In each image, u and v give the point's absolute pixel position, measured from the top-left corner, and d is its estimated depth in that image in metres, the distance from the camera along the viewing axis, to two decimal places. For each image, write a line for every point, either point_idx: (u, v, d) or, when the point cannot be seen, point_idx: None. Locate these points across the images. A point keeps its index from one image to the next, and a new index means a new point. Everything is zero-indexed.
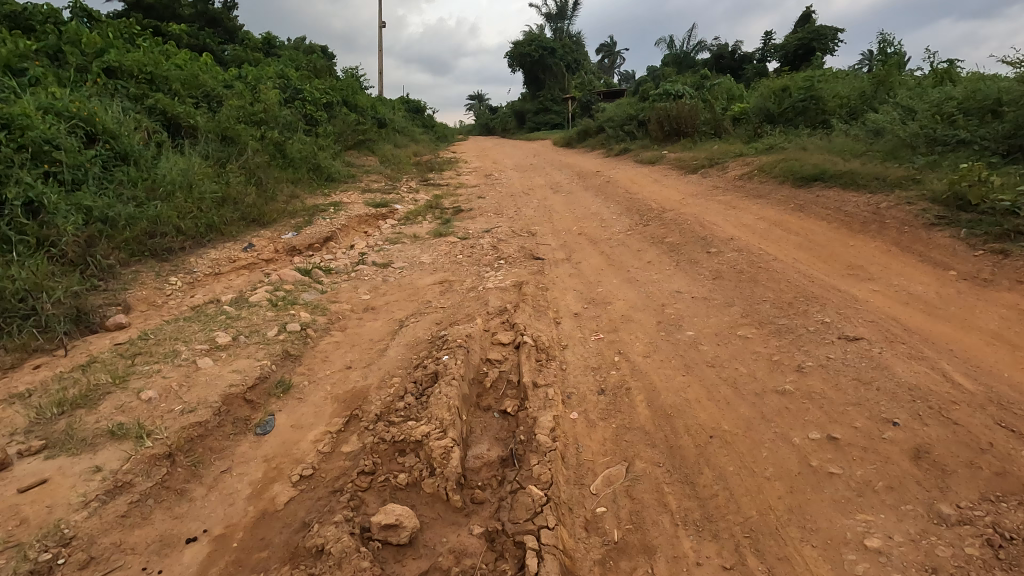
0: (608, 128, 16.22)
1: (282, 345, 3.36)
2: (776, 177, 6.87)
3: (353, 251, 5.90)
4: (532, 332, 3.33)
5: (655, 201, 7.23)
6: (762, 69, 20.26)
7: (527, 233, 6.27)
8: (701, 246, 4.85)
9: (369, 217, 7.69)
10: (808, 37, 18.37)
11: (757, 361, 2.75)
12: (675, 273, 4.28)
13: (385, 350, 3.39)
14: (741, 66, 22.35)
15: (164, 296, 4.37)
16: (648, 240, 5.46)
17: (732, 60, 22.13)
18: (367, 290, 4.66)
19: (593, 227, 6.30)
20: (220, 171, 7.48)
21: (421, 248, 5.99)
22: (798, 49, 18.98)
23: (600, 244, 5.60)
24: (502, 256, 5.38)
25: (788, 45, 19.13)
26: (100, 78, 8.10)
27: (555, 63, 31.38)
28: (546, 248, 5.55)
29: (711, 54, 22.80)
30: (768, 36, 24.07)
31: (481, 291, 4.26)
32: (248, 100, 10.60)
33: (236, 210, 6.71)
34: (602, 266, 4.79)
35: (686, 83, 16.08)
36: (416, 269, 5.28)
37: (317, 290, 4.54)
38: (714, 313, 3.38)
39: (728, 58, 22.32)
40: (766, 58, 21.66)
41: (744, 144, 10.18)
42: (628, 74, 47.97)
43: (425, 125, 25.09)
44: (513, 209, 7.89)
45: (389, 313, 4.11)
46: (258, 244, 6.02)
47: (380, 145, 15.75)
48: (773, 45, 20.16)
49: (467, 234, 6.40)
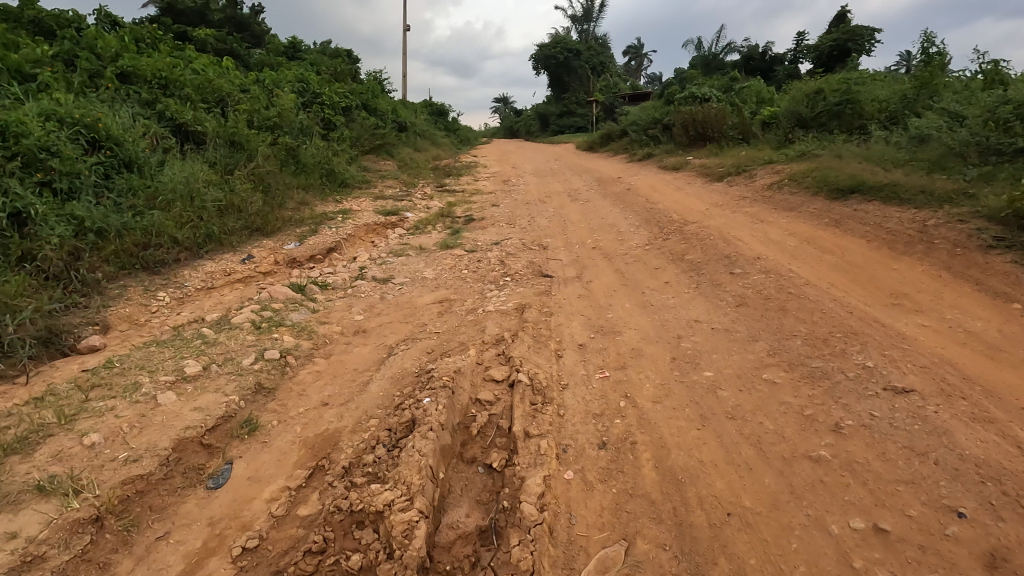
0: (631, 132, 15.75)
1: (256, 377, 3.06)
2: (808, 187, 6.39)
3: (354, 264, 5.63)
4: (529, 367, 2.97)
5: (677, 212, 6.80)
6: (794, 71, 19.54)
7: (538, 245, 5.93)
8: (724, 266, 4.42)
9: (377, 226, 7.44)
10: (844, 37, 17.56)
11: (787, 415, 2.35)
12: (693, 297, 3.87)
13: (368, 383, 3.08)
14: (772, 68, 21.61)
15: (148, 314, 4.15)
16: (667, 257, 5.06)
17: (762, 62, 21.42)
18: (361, 309, 4.37)
19: (608, 240, 5.92)
20: (227, 179, 7.32)
21: (425, 261, 5.69)
22: (832, 50, 18.18)
23: (615, 260, 5.22)
24: (508, 272, 5.04)
25: (822, 45, 18.33)
26: (112, 83, 8.04)
27: (580, 65, 30.98)
28: (556, 264, 5.20)
29: (740, 55, 22.06)
30: (800, 37, 23.29)
31: (480, 314, 3.93)
32: (263, 105, 10.50)
33: (239, 218, 6.52)
34: (614, 286, 4.42)
35: (714, 85, 15.52)
36: (417, 285, 4.98)
37: (308, 308, 4.27)
38: (737, 349, 2.98)
39: (758, 59, 21.60)
40: (798, 60, 20.85)
41: (774, 150, 9.65)
42: (655, 76, 47.36)
43: (448, 128, 24.95)
44: (527, 219, 7.55)
45: (380, 337, 3.81)
46: (258, 255, 5.80)
47: (399, 149, 15.59)
48: (806, 45, 19.37)
49: (475, 247, 6.08)
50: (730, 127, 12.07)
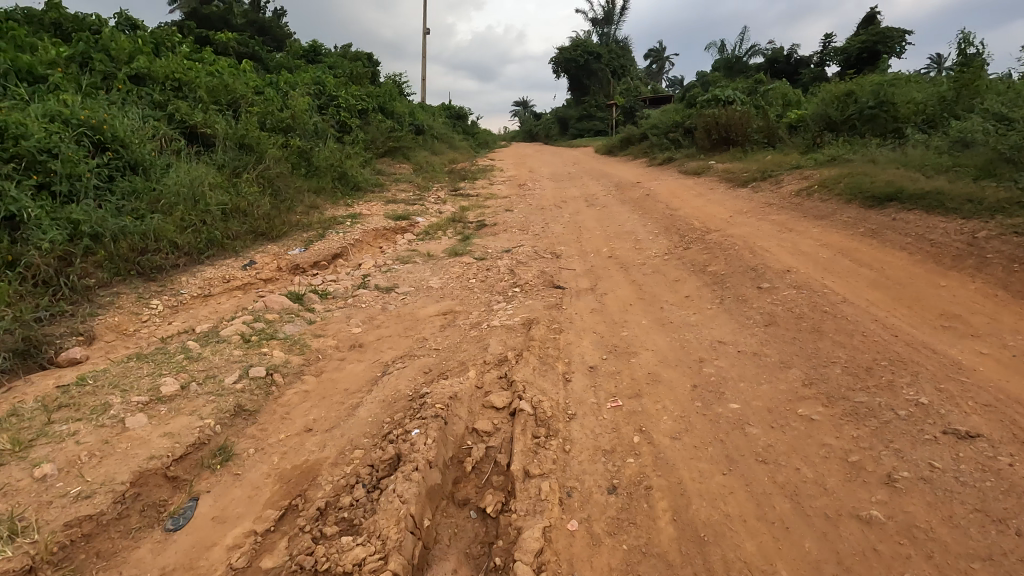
0: (652, 136, 15.39)
1: (237, 398, 2.82)
2: (840, 194, 5.99)
3: (358, 272, 5.41)
4: (533, 393, 2.68)
5: (698, 219, 6.45)
6: (820, 74, 18.98)
7: (550, 254, 5.64)
8: (751, 280, 4.08)
9: (386, 231, 7.22)
10: (873, 39, 16.95)
11: (828, 461, 2.02)
12: (717, 315, 3.54)
13: (358, 406, 2.82)
14: (797, 71, 21.06)
15: (138, 323, 3.96)
16: (687, 268, 4.72)
17: (787, 65, 20.89)
18: (360, 321, 4.13)
19: (625, 249, 5.61)
20: (235, 182, 7.17)
21: (432, 269, 5.44)
22: (861, 52, 17.57)
23: (631, 271, 4.90)
24: (518, 283, 4.77)
25: (850, 47, 17.72)
26: (125, 85, 7.98)
27: (600, 68, 30.67)
28: (569, 274, 4.90)
29: (764, 57, 21.55)
30: (829, 40, 22.68)
31: (484, 329, 3.66)
32: (277, 107, 10.41)
33: (244, 222, 6.36)
34: (630, 300, 4.11)
35: (738, 87, 15.08)
36: (421, 295, 4.73)
37: (304, 320, 4.04)
38: (768, 377, 2.65)
39: (783, 62, 21.07)
40: (825, 62, 20.22)
41: (802, 154, 9.23)
42: (677, 79, 47.00)
43: (466, 131, 24.81)
44: (540, 225, 7.27)
45: (376, 353, 3.55)
46: (260, 261, 5.61)
47: (415, 152, 15.43)
48: (834, 47, 18.77)
49: (485, 254, 5.81)
50: (755, 130, 11.63)
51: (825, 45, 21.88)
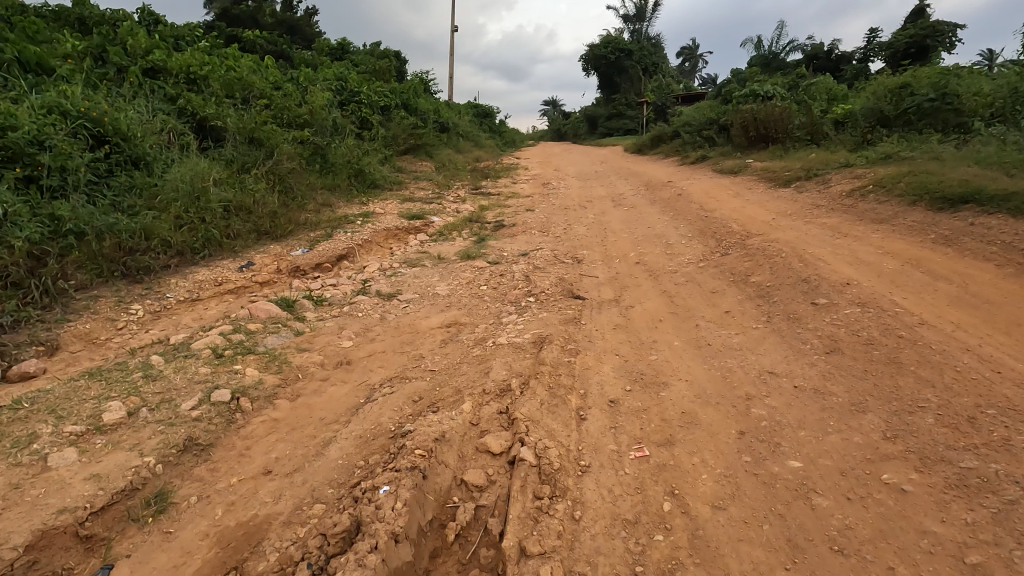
0: (684, 133, 14.68)
1: (189, 428, 2.39)
2: (901, 195, 5.31)
3: (361, 276, 5.00)
4: (538, 436, 2.18)
5: (737, 222, 5.83)
6: (864, 70, 17.97)
7: (572, 258, 5.12)
8: (803, 295, 3.49)
9: (398, 231, 6.82)
10: (923, 33, 15.87)
11: (935, 563, 1.49)
12: (765, 337, 2.98)
13: (329, 442, 2.36)
14: (839, 67, 20.03)
15: (112, 331, 3.61)
16: (726, 278, 4.14)
17: (828, 61, 19.90)
18: (352, 333, 3.69)
19: (654, 254, 5.06)
20: (243, 179, 6.85)
21: (441, 274, 4.98)
22: (909, 47, 16.48)
23: (661, 280, 4.35)
24: (532, 291, 4.27)
25: (897, 42, 16.63)
26: (137, 78, 7.76)
27: (632, 66, 29.91)
28: (591, 283, 4.38)
29: (804, 53, 20.58)
30: (874, 35, 21.56)
31: (489, 347, 3.16)
32: (296, 102, 10.13)
33: (248, 220, 6.03)
34: (660, 315, 3.56)
35: (778, 82, 14.26)
36: (426, 303, 4.27)
37: (290, 331, 3.61)
38: (837, 425, 2.09)
39: (824, 58, 20.07)
40: (869, 58, 19.11)
41: (850, 152, 8.50)
42: (710, 78, 46.08)
43: (492, 129, 24.39)
44: (562, 226, 6.76)
45: (363, 372, 3.09)
46: (259, 263, 5.25)
47: (438, 150, 15.06)
48: (878, 42, 17.69)
49: (500, 258, 5.32)
50: (796, 127, 10.86)
51: (869, 40, 20.71)
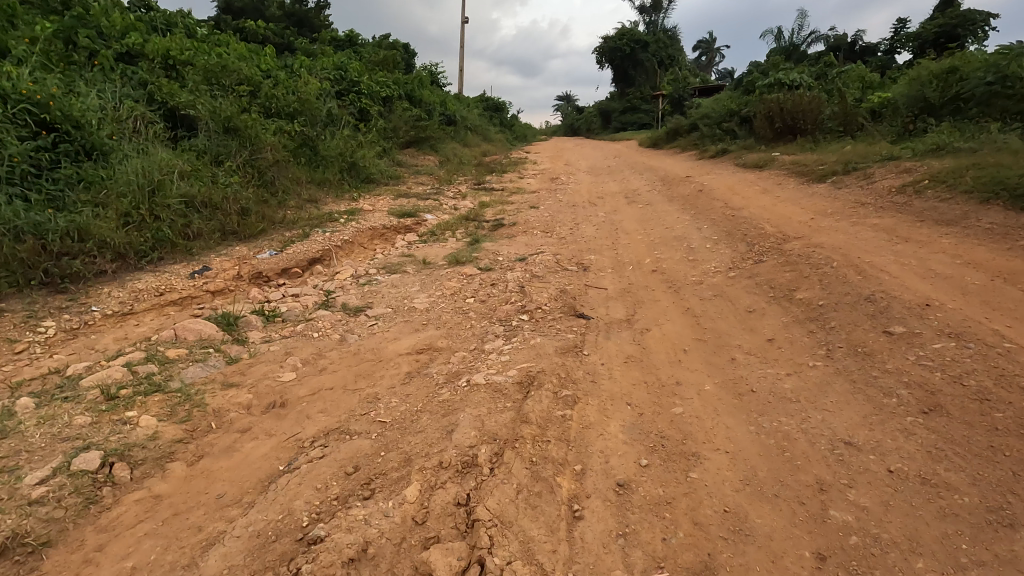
0: (702, 126, 13.83)
1: (19, 519, 1.70)
2: (968, 192, 4.50)
3: (331, 284, 4.30)
4: (506, 557, 1.45)
5: (770, 222, 5.04)
6: (891, 61, 16.95)
7: (578, 264, 4.38)
8: (870, 320, 2.71)
9: (385, 231, 6.14)
10: (954, 22, 14.80)
11: None
12: (831, 382, 2.21)
13: (213, 543, 1.65)
14: (863, 59, 19.00)
15: (6, 357, 2.95)
16: (763, 294, 3.38)
17: (852, 53, 18.89)
18: (298, 360, 2.97)
19: (674, 260, 4.30)
20: (215, 173, 6.18)
21: (422, 283, 4.26)
22: (937, 38, 15.41)
23: (683, 295, 3.58)
24: (527, 307, 3.54)
25: (925, 32, 15.59)
26: (108, 62, 7.11)
27: (647, 58, 28.98)
28: (598, 297, 3.63)
29: (827, 44, 19.56)
30: (903, 24, 20.46)
31: (461, 388, 2.43)
32: (287, 90, 9.46)
33: (213, 218, 5.37)
34: (684, 345, 2.80)
35: (804, 71, 13.34)
36: (398, 322, 3.55)
37: (222, 358, 2.91)
38: (976, 553, 1.35)
39: (847, 50, 19.07)
40: (894, 49, 18.03)
41: (891, 144, 7.65)
42: (726, 74, 45.09)
43: (503, 124, 23.65)
44: (569, 225, 6.02)
45: (297, 420, 2.38)
46: (216, 267, 4.57)
47: (443, 144, 14.32)
48: (904, 33, 16.62)
49: (494, 263, 4.58)
50: (827, 118, 9.97)
51: (895, 31, 19.60)
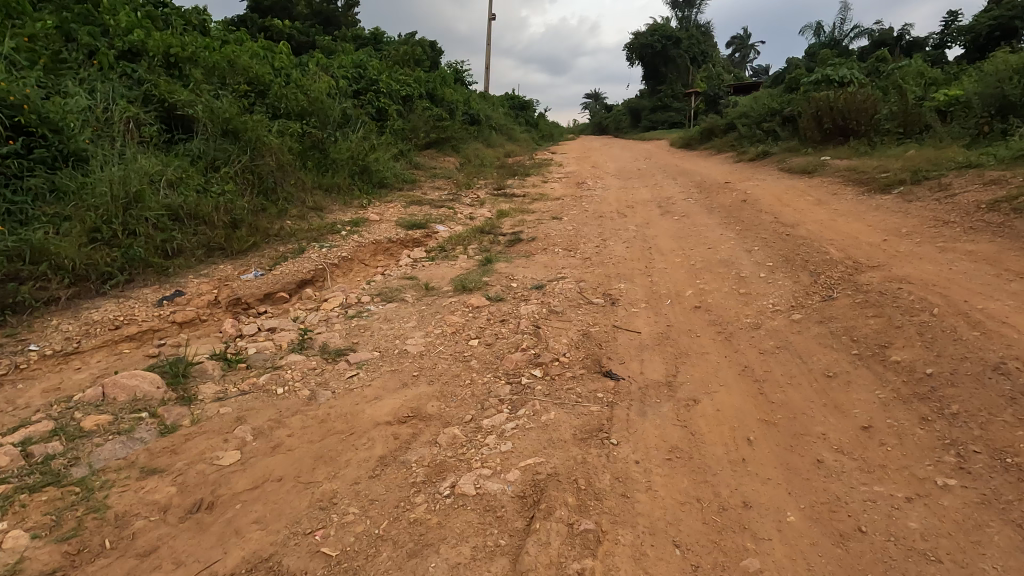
0: (740, 126, 12.91)
1: None
2: None
3: (316, 315, 3.70)
4: None
5: (835, 245, 4.26)
6: (942, 57, 15.68)
7: (605, 297, 3.68)
8: (1009, 406, 1.98)
9: (390, 245, 5.55)
10: (1013, 14, 13.50)
11: None
12: (981, 527, 1.52)
13: None
14: (910, 54, 17.69)
15: None
16: (843, 349, 2.65)
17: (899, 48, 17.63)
18: (249, 430, 2.36)
19: (721, 294, 3.58)
20: (208, 180, 5.68)
21: (420, 316, 3.63)
22: (992, 31, 14.15)
23: (738, 345, 2.87)
24: (541, 357, 2.88)
25: (978, 25, 14.33)
26: (107, 60, 6.68)
27: (678, 55, 27.92)
28: (629, 345, 2.93)
29: (872, 38, 18.31)
30: (954, 17, 19.06)
31: (442, 499, 1.78)
32: (299, 88, 8.96)
33: (198, 231, 4.84)
34: (746, 430, 2.11)
35: (854, 66, 12.31)
36: (384, 373, 2.92)
37: (153, 427, 2.33)
38: None
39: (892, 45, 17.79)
40: (945, 44, 16.66)
41: (965, 149, 6.73)
42: (760, 71, 43.60)
43: (529, 123, 22.97)
44: (595, 241, 5.32)
45: (219, 538, 1.76)
46: (191, 291, 4.02)
47: (465, 144, 13.71)
48: (957, 26, 15.37)
49: (506, 292, 3.93)
50: (885, 118, 9.00)
51: (946, 24, 18.25)
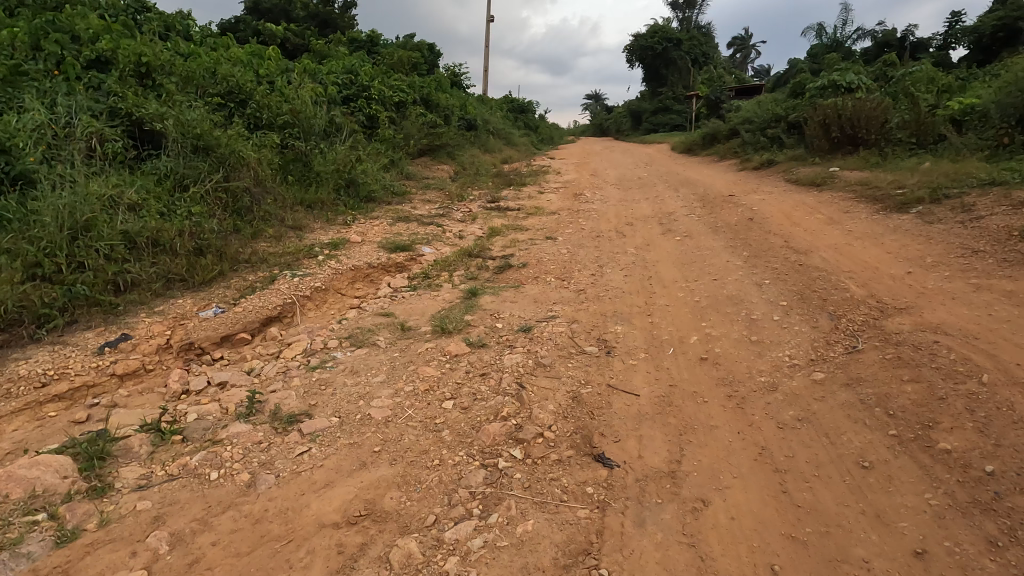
0: (743, 132, 12.48)
1: None
2: None
3: (274, 364, 3.29)
4: None
5: (854, 279, 3.85)
6: (946, 58, 15.22)
7: (600, 344, 3.27)
8: None
9: (371, 271, 5.15)
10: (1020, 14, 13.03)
11: None
12: None
13: None
14: (913, 54, 17.24)
15: None
16: (878, 426, 2.24)
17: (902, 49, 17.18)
18: (165, 537, 1.96)
19: (731, 343, 3.16)
20: (174, 202, 5.28)
21: (391, 366, 3.21)
22: (996, 32, 13.71)
23: (752, 415, 2.46)
24: (523, 429, 2.47)
25: (982, 26, 13.88)
26: (74, 70, 6.28)
27: (679, 57, 27.51)
28: (626, 415, 2.52)
29: (874, 39, 17.87)
30: (958, 16, 18.62)
31: None
32: (283, 96, 8.55)
33: (156, 260, 4.44)
34: (770, 554, 1.72)
35: (860, 70, 11.88)
36: (340, 447, 2.51)
37: (47, 536, 1.93)
38: None
39: (895, 46, 17.35)
40: (949, 44, 16.22)
41: (986, 163, 6.32)
42: (762, 70, 43.34)
43: (529, 126, 22.54)
44: (592, 268, 4.92)
45: None
46: (140, 333, 3.62)
47: (461, 151, 13.30)
48: (961, 27, 14.92)
49: (489, 336, 3.52)
50: (896, 127, 8.59)
51: (949, 24, 17.81)
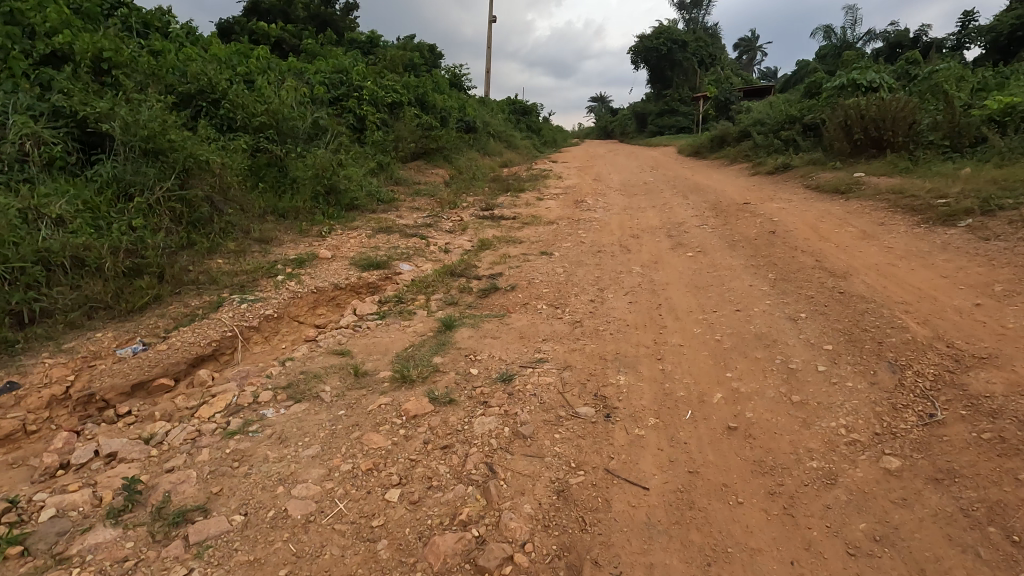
0: (756, 134, 11.73)
1: None
2: None
3: (183, 428, 2.58)
4: None
5: (912, 313, 3.13)
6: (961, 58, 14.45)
7: (596, 404, 2.56)
8: None
9: (335, 293, 4.45)
10: None
11: None
12: None
13: None
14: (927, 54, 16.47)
15: None
16: (1000, 565, 1.57)
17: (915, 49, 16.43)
18: None
19: (766, 404, 2.44)
20: (111, 212, 4.61)
21: (329, 432, 2.50)
22: (1015, 30, 12.92)
23: (809, 530, 1.77)
24: (487, 549, 1.76)
25: (999, 24, 13.10)
26: (19, 65, 5.64)
27: (685, 58, 26.78)
28: (631, 526, 1.84)
29: (885, 38, 17.11)
30: (971, 15, 17.85)
31: None
32: (260, 95, 7.90)
33: (76, 284, 3.75)
34: None
35: (881, 68, 11.13)
36: (233, 568, 1.80)
37: None
38: None
39: (907, 46, 16.60)
40: (964, 43, 15.42)
41: None
42: (769, 72, 42.77)
43: (531, 129, 21.79)
44: (592, 291, 4.20)
45: None
46: (31, 381, 2.94)
47: (458, 154, 12.61)
48: (977, 25, 14.15)
49: (460, 388, 2.81)
50: (927, 128, 7.85)
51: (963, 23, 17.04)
